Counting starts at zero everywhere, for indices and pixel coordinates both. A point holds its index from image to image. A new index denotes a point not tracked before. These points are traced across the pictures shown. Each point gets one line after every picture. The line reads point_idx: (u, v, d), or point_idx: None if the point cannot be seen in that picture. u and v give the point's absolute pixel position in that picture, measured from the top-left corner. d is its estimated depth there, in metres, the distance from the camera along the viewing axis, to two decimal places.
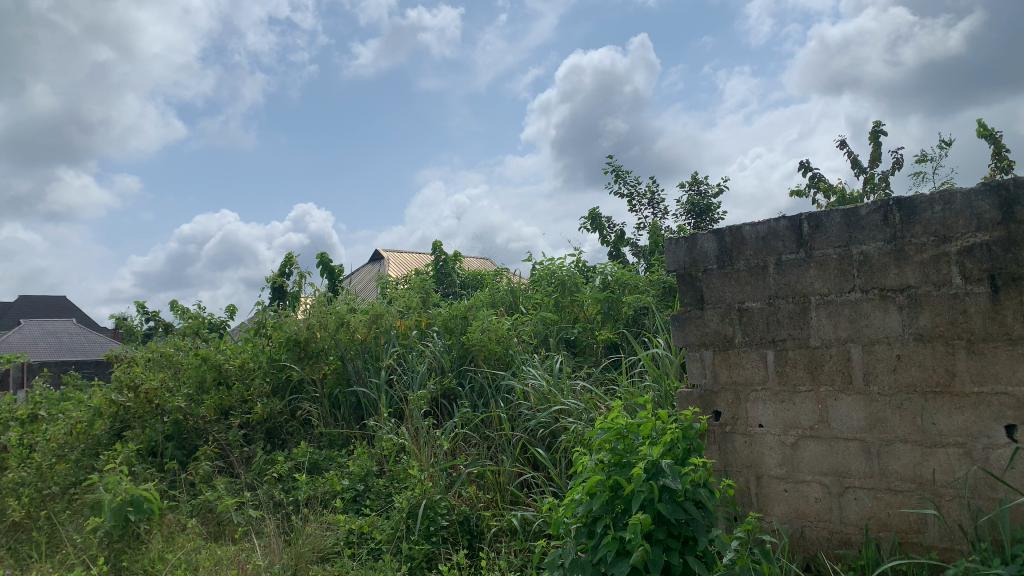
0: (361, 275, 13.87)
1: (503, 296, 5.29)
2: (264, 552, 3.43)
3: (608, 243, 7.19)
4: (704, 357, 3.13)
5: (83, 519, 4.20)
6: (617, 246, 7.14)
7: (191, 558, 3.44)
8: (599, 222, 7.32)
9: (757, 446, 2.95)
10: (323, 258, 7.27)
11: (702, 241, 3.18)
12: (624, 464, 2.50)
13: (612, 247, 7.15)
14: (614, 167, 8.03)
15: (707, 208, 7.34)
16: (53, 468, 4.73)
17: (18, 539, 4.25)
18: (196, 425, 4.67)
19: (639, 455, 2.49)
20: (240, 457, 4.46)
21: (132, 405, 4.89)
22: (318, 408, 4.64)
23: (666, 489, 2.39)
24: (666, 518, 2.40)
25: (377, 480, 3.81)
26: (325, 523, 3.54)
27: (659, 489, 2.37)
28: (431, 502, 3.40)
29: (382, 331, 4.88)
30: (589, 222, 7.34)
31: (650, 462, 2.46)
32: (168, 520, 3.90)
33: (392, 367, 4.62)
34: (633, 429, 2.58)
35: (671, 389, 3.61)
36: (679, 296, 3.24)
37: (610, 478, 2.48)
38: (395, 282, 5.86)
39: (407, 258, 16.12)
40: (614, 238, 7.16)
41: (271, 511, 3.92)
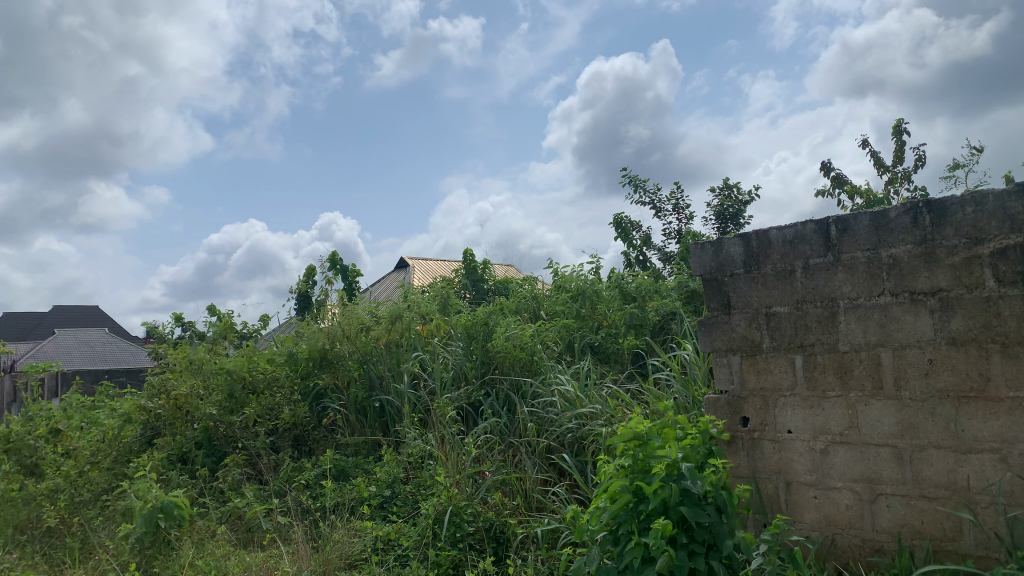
0: (386, 282, 13.96)
1: (527, 302, 5.28)
2: (292, 558, 3.45)
3: (634, 247, 7.17)
4: (732, 362, 3.11)
5: (115, 525, 4.26)
6: (642, 251, 7.12)
7: (221, 564, 3.46)
8: (624, 228, 7.30)
9: (786, 453, 2.92)
10: (335, 259, 7.34)
11: (728, 245, 3.16)
12: (643, 468, 2.49)
13: (638, 250, 7.13)
14: (631, 178, 7.96)
15: (737, 212, 7.29)
16: (85, 475, 4.80)
17: (52, 544, 4.32)
18: (226, 433, 4.73)
19: (658, 455, 2.47)
20: (268, 465, 4.49)
21: (163, 412, 5.01)
22: (345, 415, 4.66)
23: (687, 494, 2.39)
24: (689, 522, 2.39)
25: (404, 486, 3.82)
26: (353, 529, 3.55)
27: (679, 493, 2.37)
28: (456, 508, 3.38)
29: (403, 334, 4.96)
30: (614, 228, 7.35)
31: (672, 463, 2.45)
32: (199, 527, 3.94)
33: (416, 374, 4.64)
34: (652, 431, 2.54)
35: (699, 395, 3.59)
36: (706, 301, 3.23)
37: (633, 483, 2.46)
38: (419, 289, 5.88)
39: (431, 265, 16.20)
40: (640, 241, 7.16)
41: (300, 517, 3.94)
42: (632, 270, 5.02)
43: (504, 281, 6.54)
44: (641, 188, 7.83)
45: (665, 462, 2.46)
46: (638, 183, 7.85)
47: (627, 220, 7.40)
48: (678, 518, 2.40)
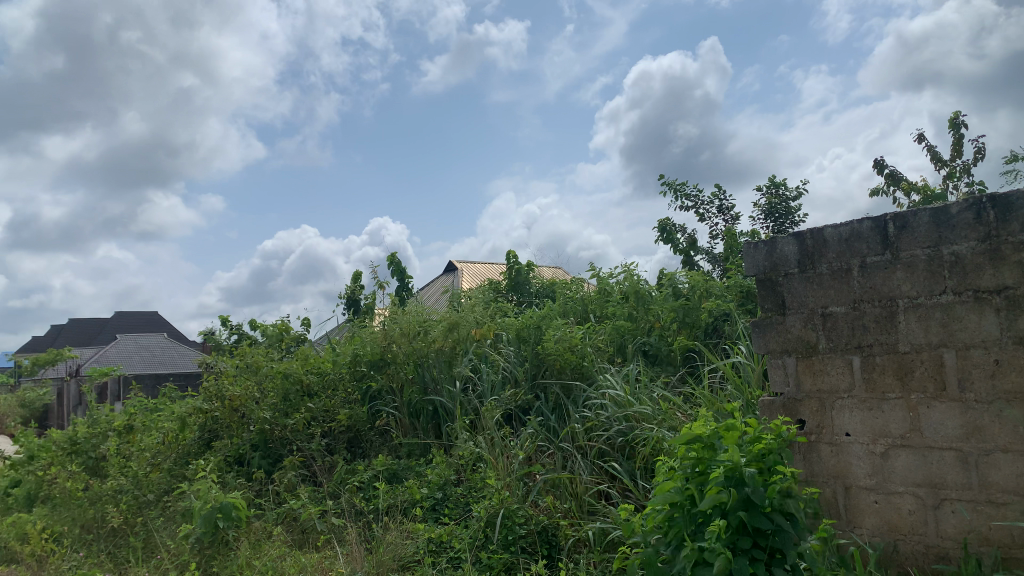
0: (434, 286, 14.06)
1: (575, 305, 5.26)
2: (347, 560, 3.49)
3: (680, 250, 7.09)
4: (787, 364, 3.05)
5: (176, 525, 4.36)
6: (689, 254, 7.04)
7: (277, 565, 3.52)
8: (670, 231, 7.22)
9: (845, 456, 2.85)
10: (392, 260, 7.43)
11: (781, 244, 3.10)
12: (703, 472, 2.44)
13: (685, 253, 7.05)
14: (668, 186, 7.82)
15: (787, 211, 7.16)
16: (147, 476, 4.94)
17: (117, 544, 4.48)
18: (281, 435, 4.82)
19: (719, 458, 2.43)
20: (322, 467, 4.56)
21: (220, 414, 5.11)
22: (397, 417, 4.70)
23: (748, 500, 2.35)
24: (751, 527, 2.34)
25: (455, 488, 3.84)
26: (405, 532, 3.58)
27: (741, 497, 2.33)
28: (509, 511, 3.41)
29: (458, 342, 4.90)
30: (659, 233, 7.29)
31: (734, 466, 2.39)
32: (256, 528, 4.01)
33: (466, 377, 4.65)
34: (715, 435, 2.50)
35: (753, 397, 3.53)
36: (759, 301, 3.17)
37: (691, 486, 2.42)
38: (468, 292, 5.90)
39: (479, 268, 16.28)
40: (686, 245, 7.06)
41: (353, 519, 3.99)
42: (683, 271, 4.94)
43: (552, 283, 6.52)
44: (679, 192, 7.70)
45: (726, 466, 2.41)
46: (677, 189, 7.74)
47: (672, 223, 7.33)
48: (738, 523, 2.36)
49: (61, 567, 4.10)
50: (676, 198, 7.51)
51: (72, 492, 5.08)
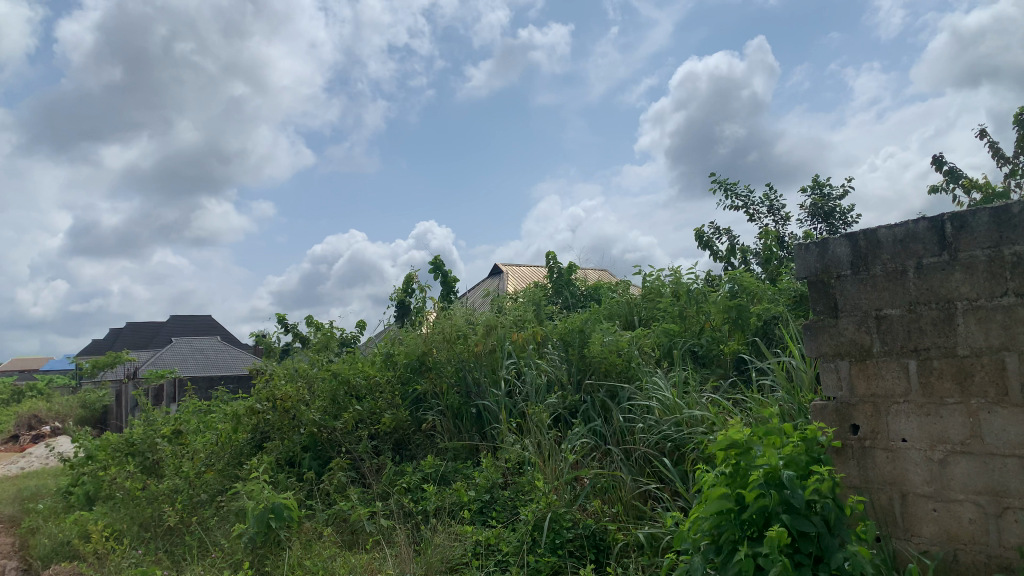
0: (480, 289, 14.11)
1: (622, 308, 5.22)
2: (396, 561, 3.52)
3: (720, 257, 6.99)
4: (839, 367, 2.98)
5: (230, 524, 4.45)
6: (728, 261, 6.94)
7: (328, 565, 3.55)
8: (705, 240, 7.13)
9: (901, 462, 2.78)
10: (437, 263, 7.49)
11: (833, 245, 3.04)
12: (741, 478, 2.43)
13: (725, 260, 6.95)
14: (720, 184, 7.75)
15: (835, 210, 7.01)
16: (201, 476, 5.05)
17: (173, 542, 4.60)
18: (331, 437, 4.89)
19: (756, 462, 2.42)
20: (371, 469, 4.61)
21: (272, 417, 5.21)
22: (444, 420, 4.72)
23: (789, 504, 2.34)
24: (794, 532, 2.32)
25: (502, 491, 3.85)
26: (453, 534, 3.61)
27: (779, 501, 2.33)
28: (556, 515, 3.40)
29: (498, 344, 4.94)
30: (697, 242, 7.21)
31: (772, 469, 2.38)
32: (307, 528, 4.07)
33: (512, 380, 4.65)
34: (751, 440, 2.49)
35: (806, 402, 3.46)
36: (811, 304, 3.11)
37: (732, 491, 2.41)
38: (513, 295, 5.91)
39: (524, 271, 16.29)
40: (726, 251, 6.96)
41: (402, 520, 4.03)
42: (732, 273, 4.87)
43: (597, 286, 6.48)
44: (730, 191, 7.61)
45: (764, 470, 2.40)
46: (728, 187, 7.64)
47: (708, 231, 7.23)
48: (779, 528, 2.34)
49: (121, 564, 4.22)
50: (727, 196, 7.41)
51: (130, 492, 5.22)
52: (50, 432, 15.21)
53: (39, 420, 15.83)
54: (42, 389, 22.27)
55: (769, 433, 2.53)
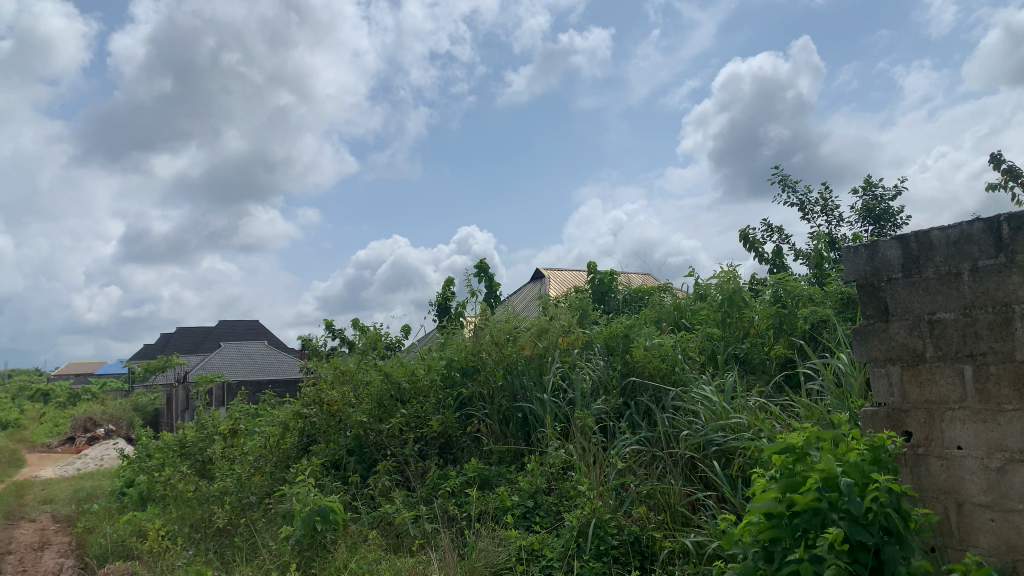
0: (522, 293, 14.17)
1: (665, 312, 5.17)
2: (440, 565, 3.54)
3: (766, 259, 6.88)
4: (891, 373, 2.92)
5: (277, 526, 4.52)
6: (775, 264, 6.83)
7: (373, 568, 3.58)
8: (751, 241, 7.03)
9: (957, 471, 2.70)
10: (481, 266, 7.53)
11: (884, 248, 2.98)
12: (797, 482, 2.39)
13: (771, 263, 6.84)
14: (782, 177, 7.69)
15: (886, 212, 6.86)
16: (250, 478, 5.15)
17: (223, 543, 4.69)
18: (376, 440, 4.94)
19: (813, 466, 2.38)
20: (415, 472, 4.65)
21: (318, 419, 5.29)
22: (488, 423, 4.73)
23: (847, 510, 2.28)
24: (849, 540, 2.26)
25: (546, 497, 3.84)
26: (497, 539, 3.61)
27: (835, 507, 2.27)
28: (600, 520, 3.38)
29: (546, 348, 4.91)
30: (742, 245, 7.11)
31: (828, 474, 2.33)
32: (352, 531, 4.10)
33: (558, 384, 4.63)
34: (808, 444, 2.45)
35: (855, 407, 3.38)
36: (860, 308, 3.06)
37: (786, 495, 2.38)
38: (556, 299, 5.91)
39: (567, 275, 16.28)
40: (773, 254, 6.85)
41: (446, 525, 4.05)
42: (777, 277, 4.81)
43: (640, 290, 6.45)
44: (789, 186, 7.55)
45: (820, 474, 2.36)
46: (788, 183, 7.57)
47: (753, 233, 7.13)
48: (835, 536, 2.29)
49: (173, 564, 4.32)
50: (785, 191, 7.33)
51: (182, 493, 5.34)
52: (105, 434, 15.66)
53: (95, 422, 16.31)
54: (98, 392, 22.94)
55: (829, 440, 2.47)
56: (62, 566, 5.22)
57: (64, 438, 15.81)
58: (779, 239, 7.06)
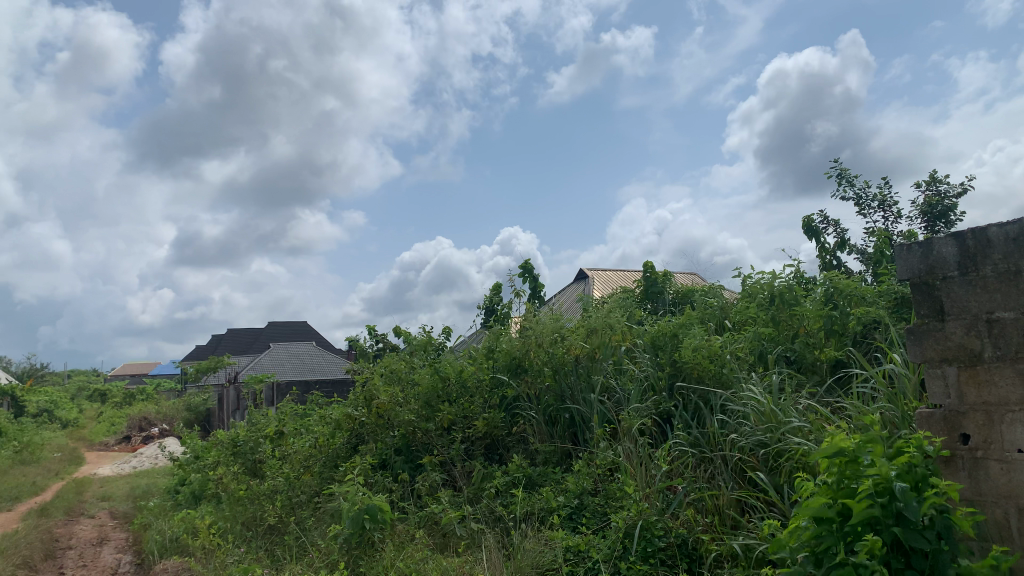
0: (567, 294, 14.13)
1: (713, 312, 5.11)
2: (486, 565, 3.54)
3: (825, 251, 6.77)
4: (947, 373, 2.84)
5: (326, 525, 4.58)
6: (836, 255, 6.70)
7: (421, 568, 3.60)
8: (814, 229, 6.91)
9: (1018, 475, 2.60)
10: (526, 266, 7.56)
11: (940, 245, 2.90)
12: (850, 488, 2.32)
13: (828, 254, 6.73)
14: (840, 171, 7.55)
15: (947, 209, 6.69)
16: (300, 478, 5.23)
17: (274, 541, 4.76)
18: (424, 439, 5.00)
19: (865, 472, 2.31)
20: (461, 472, 4.68)
21: (367, 420, 5.37)
22: (534, 423, 4.72)
23: (901, 516, 2.22)
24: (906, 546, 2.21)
25: (592, 498, 3.83)
26: (542, 539, 3.61)
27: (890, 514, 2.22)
28: (647, 522, 3.35)
29: (598, 346, 4.86)
30: (804, 232, 6.98)
31: (883, 479, 2.27)
32: (400, 531, 4.14)
33: (607, 386, 4.57)
34: (860, 449, 2.38)
35: (909, 409, 3.28)
36: (914, 307, 2.98)
37: (839, 501, 2.32)
38: (602, 300, 5.88)
39: (611, 276, 16.19)
40: (834, 245, 6.73)
41: (492, 525, 4.07)
42: (829, 275, 4.72)
43: (687, 289, 6.39)
44: (845, 181, 7.41)
45: (874, 479, 2.29)
46: (845, 177, 7.43)
47: (817, 221, 7.01)
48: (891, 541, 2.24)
49: (225, 561, 4.40)
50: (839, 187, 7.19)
51: (234, 492, 5.45)
52: (159, 433, 16.07)
53: (149, 421, 16.75)
54: (152, 392, 23.54)
55: (881, 443, 2.41)
56: (120, 561, 5.37)
57: (120, 437, 16.26)
58: (842, 230, 6.93)
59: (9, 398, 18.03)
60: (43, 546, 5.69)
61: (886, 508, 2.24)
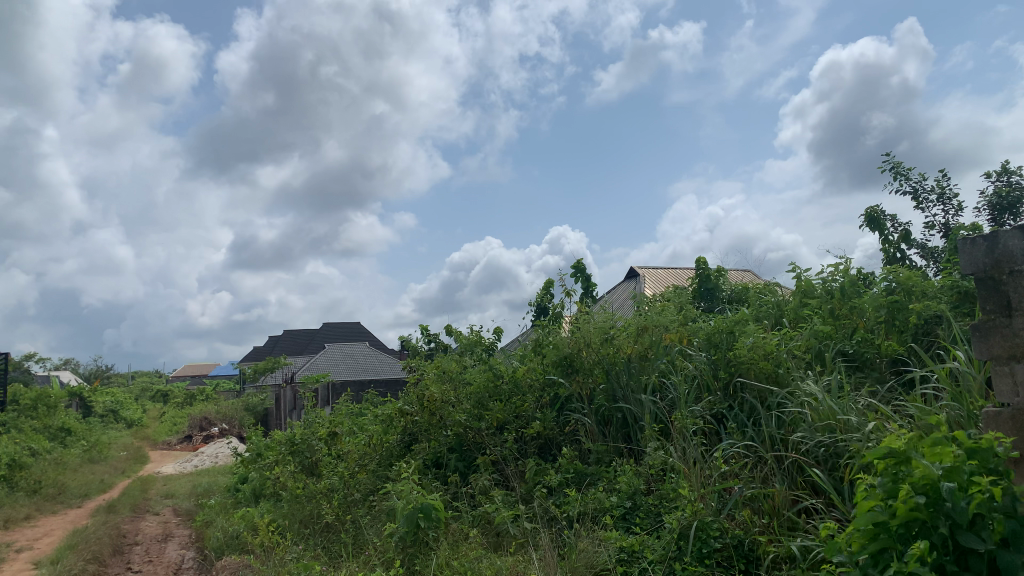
0: (617, 292, 14.05)
1: (768, 309, 5.03)
2: (540, 565, 3.55)
3: (890, 243, 6.60)
4: (1015, 371, 2.74)
5: (381, 523, 4.64)
6: (900, 248, 6.53)
7: (475, 566, 3.62)
8: (877, 221, 6.75)
9: None
10: (579, 265, 7.52)
11: (1006, 238, 2.80)
12: (897, 488, 2.28)
13: (892, 247, 6.56)
14: (892, 165, 7.36)
15: (1018, 200, 6.45)
16: (355, 476, 5.32)
17: (331, 538, 4.84)
18: (476, 438, 5.03)
19: (912, 473, 2.26)
20: (514, 472, 4.70)
21: (420, 418, 5.42)
22: (587, 423, 4.70)
23: (952, 517, 2.16)
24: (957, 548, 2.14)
25: (645, 498, 3.81)
26: (596, 539, 3.61)
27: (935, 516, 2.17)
28: (703, 523, 3.30)
29: (649, 346, 4.78)
30: (866, 222, 6.82)
31: (927, 481, 2.21)
32: (454, 529, 4.17)
33: (659, 384, 4.53)
34: (909, 449, 2.34)
35: (975, 407, 3.18)
36: (980, 302, 2.88)
37: (887, 504, 2.28)
38: (654, 297, 5.83)
39: (663, 274, 16.03)
40: (898, 237, 6.56)
41: (546, 524, 4.08)
42: (890, 268, 4.60)
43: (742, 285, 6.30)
44: (901, 175, 7.21)
45: (919, 480, 2.23)
46: (898, 171, 7.24)
47: (881, 213, 6.84)
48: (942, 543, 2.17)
49: (284, 557, 4.49)
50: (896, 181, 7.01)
51: (292, 490, 5.56)
52: (219, 432, 16.48)
53: (209, 421, 17.19)
54: (211, 392, 24.14)
55: (930, 441, 2.33)
56: (184, 558, 5.52)
57: (182, 436, 16.72)
58: (907, 222, 6.76)
59: (77, 399, 18.68)
60: (110, 543, 5.88)
61: (934, 509, 2.18)
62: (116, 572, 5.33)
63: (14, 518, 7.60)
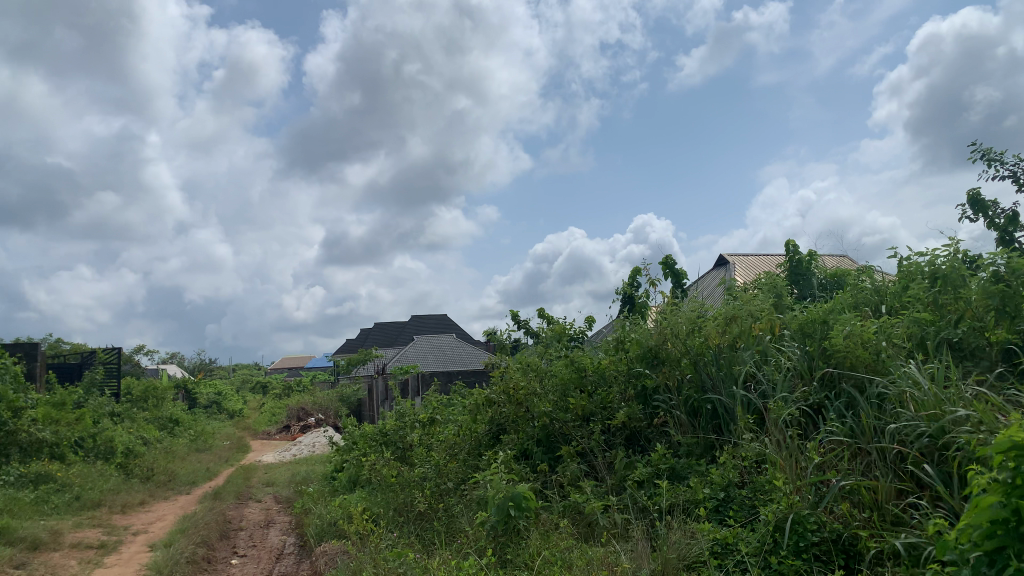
0: (705, 281, 13.76)
1: (866, 296, 4.83)
2: (631, 556, 3.52)
3: (997, 227, 6.24)
4: None
5: (472, 512, 4.71)
6: (1009, 232, 6.16)
7: (565, 557, 3.63)
8: (981, 202, 6.39)
9: None
10: (665, 260, 7.36)
11: None
12: None
13: (1002, 230, 6.20)
14: (982, 153, 6.97)
15: None
16: (447, 465, 5.44)
17: (424, 526, 4.95)
18: (563, 429, 5.05)
19: None
20: (603, 463, 4.69)
21: (507, 410, 5.47)
22: (676, 415, 4.64)
23: None
24: None
25: (739, 490, 3.74)
26: (688, 531, 3.56)
27: None
28: (799, 516, 3.21)
29: (737, 336, 4.65)
30: (969, 205, 6.46)
31: None
32: (544, 519, 4.19)
33: (749, 374, 4.38)
34: None
35: None
36: None
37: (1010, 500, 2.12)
38: (744, 285, 5.67)
39: (753, 261, 15.61)
40: (1004, 221, 6.19)
41: (636, 516, 4.06)
42: (1000, 251, 4.33)
43: (838, 272, 6.07)
44: (993, 163, 6.81)
45: None
46: (990, 159, 6.85)
47: (984, 196, 6.48)
48: None
49: (380, 544, 4.63)
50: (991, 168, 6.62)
51: (386, 478, 5.71)
52: (315, 422, 17.04)
53: (306, 411, 17.82)
54: (307, 383, 25.00)
55: None
56: (286, 543, 5.76)
57: (280, 427, 17.39)
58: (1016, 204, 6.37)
59: (183, 390, 19.67)
60: (218, 527, 6.18)
61: None
62: (224, 555, 5.61)
63: (130, 502, 8.09)
